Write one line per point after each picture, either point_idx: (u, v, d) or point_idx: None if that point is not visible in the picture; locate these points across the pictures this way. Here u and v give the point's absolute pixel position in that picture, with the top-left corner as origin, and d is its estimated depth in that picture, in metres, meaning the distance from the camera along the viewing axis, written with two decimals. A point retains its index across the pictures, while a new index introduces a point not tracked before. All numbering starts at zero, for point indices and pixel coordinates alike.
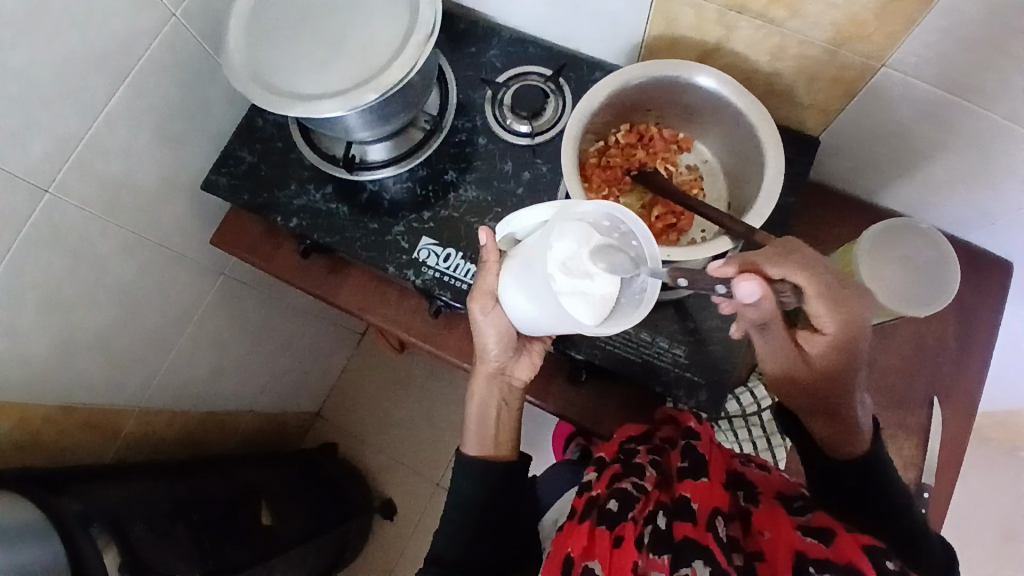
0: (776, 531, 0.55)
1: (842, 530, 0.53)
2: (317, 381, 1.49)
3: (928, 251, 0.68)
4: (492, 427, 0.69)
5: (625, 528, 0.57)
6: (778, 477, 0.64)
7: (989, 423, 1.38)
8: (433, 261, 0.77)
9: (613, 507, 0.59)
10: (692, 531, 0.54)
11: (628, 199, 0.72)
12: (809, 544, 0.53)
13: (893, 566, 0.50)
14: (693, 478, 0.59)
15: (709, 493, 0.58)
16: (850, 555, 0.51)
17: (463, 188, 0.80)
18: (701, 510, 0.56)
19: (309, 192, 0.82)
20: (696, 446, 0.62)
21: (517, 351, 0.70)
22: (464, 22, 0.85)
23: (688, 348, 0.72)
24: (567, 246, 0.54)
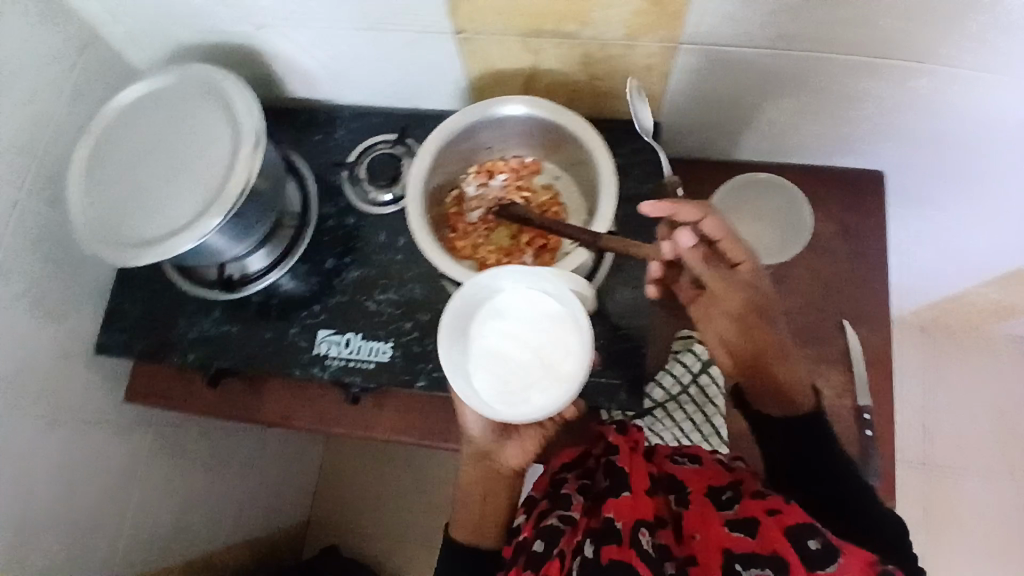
0: (706, 532, 0.59)
1: (767, 517, 0.57)
2: (296, 487, 1.46)
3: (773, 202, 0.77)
4: (475, 515, 0.73)
5: (550, 568, 0.60)
6: (710, 465, 0.66)
7: (942, 311, 1.42)
8: (335, 350, 0.77)
9: (540, 548, 0.62)
10: (617, 554, 0.55)
11: (497, 235, 0.73)
12: (737, 539, 0.57)
13: (816, 545, 0.53)
14: (615, 495, 0.61)
15: (632, 507, 0.59)
16: (773, 543, 0.55)
17: (346, 271, 0.79)
18: (626, 527, 0.58)
19: (200, 322, 0.83)
20: (616, 462, 0.64)
21: (507, 434, 0.72)
22: (305, 112, 0.87)
23: (600, 354, 0.73)
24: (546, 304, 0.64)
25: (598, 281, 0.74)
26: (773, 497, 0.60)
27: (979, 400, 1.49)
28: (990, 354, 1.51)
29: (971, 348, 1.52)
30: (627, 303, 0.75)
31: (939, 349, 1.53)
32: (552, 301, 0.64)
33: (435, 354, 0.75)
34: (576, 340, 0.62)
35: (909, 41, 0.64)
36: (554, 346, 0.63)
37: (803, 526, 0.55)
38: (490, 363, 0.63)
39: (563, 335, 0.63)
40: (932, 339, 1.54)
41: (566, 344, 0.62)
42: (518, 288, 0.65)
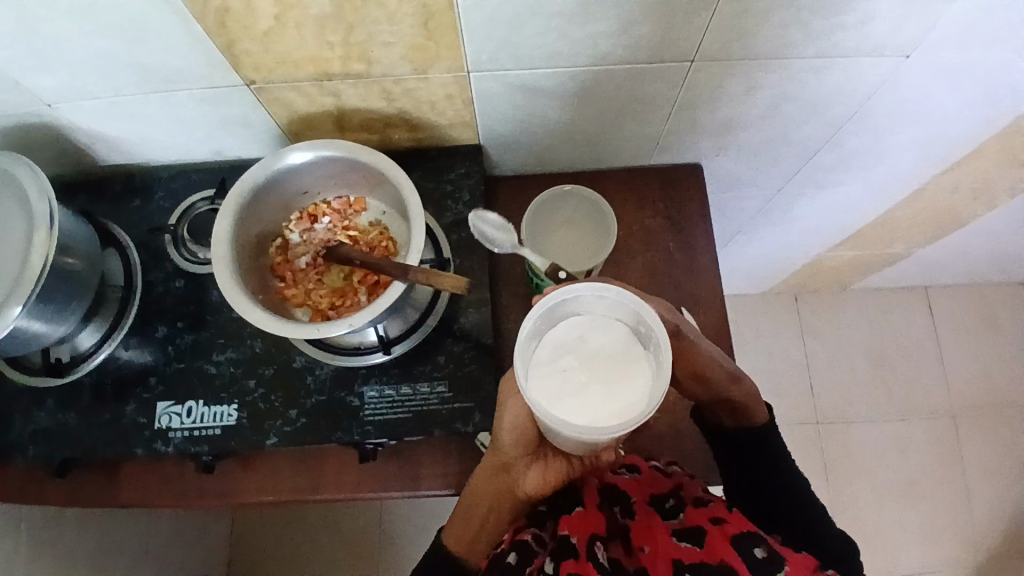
0: (653, 543, 0.61)
1: (712, 526, 0.60)
2: (206, 561, 1.38)
3: (580, 204, 0.75)
4: (475, 530, 0.66)
5: None
6: (649, 473, 0.71)
7: (809, 277, 1.53)
8: (177, 422, 0.74)
9: (511, 560, 0.60)
10: (573, 567, 0.58)
11: (330, 279, 0.72)
12: (685, 549, 0.59)
13: (762, 554, 0.56)
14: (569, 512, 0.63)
15: (585, 522, 0.63)
16: (721, 552, 0.57)
17: (180, 337, 0.77)
18: (580, 542, 0.61)
19: (31, 416, 0.76)
20: (566, 483, 0.68)
21: (531, 456, 0.64)
22: (121, 178, 0.84)
23: (448, 381, 0.75)
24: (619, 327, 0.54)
25: (439, 312, 0.77)
26: (716, 506, 0.63)
27: (857, 352, 1.61)
28: (859, 310, 1.64)
29: (842, 306, 1.64)
30: (473, 325, 0.77)
31: (816, 312, 1.64)
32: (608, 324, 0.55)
33: (283, 408, 0.74)
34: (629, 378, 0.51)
35: (674, 49, 0.67)
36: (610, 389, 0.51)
37: (745, 535, 0.58)
38: (564, 366, 0.52)
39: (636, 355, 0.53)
40: (807, 303, 1.65)
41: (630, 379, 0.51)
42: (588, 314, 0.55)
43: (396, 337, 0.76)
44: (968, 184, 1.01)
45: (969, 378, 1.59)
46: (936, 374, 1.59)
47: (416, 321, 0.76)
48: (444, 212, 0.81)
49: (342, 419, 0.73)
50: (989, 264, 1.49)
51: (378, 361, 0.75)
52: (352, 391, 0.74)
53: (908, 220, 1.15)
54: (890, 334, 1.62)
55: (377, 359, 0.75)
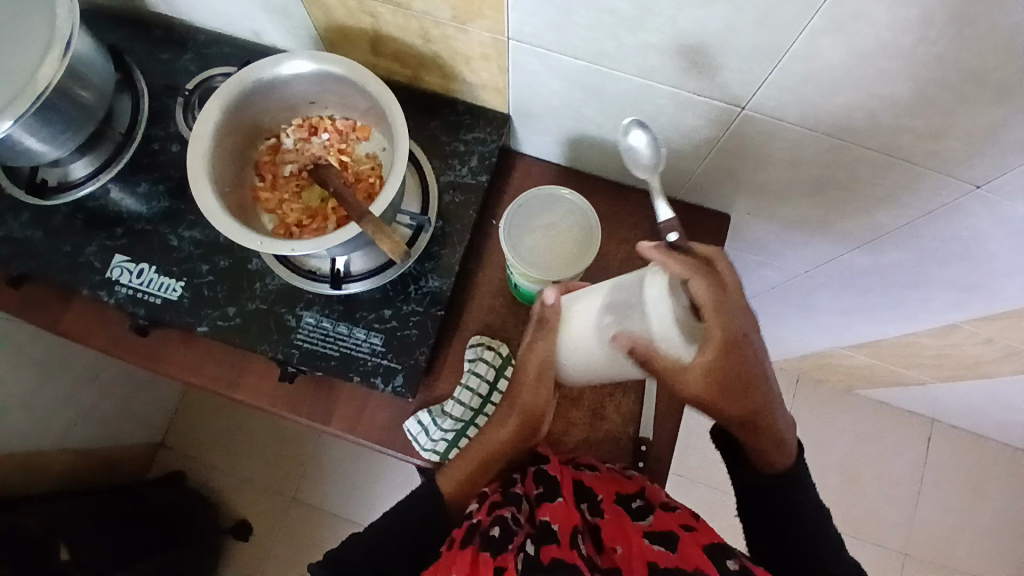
0: (628, 544, 0.61)
1: (684, 532, 0.61)
2: (150, 408, 1.44)
3: (567, 218, 0.68)
4: (467, 460, 0.69)
5: (505, 559, 0.56)
6: (609, 474, 0.71)
7: (813, 366, 1.45)
8: (125, 278, 0.75)
9: (495, 534, 0.58)
10: (558, 553, 0.56)
11: (306, 195, 0.71)
12: (659, 554, 0.59)
13: (733, 565, 0.57)
14: (551, 500, 0.62)
15: (567, 514, 0.61)
16: (696, 561, 0.58)
17: (157, 200, 0.77)
18: (563, 530, 0.59)
19: (6, 222, 0.78)
20: (545, 470, 0.66)
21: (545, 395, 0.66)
22: (160, 29, 0.83)
23: (384, 336, 0.73)
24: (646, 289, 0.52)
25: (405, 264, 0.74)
26: (683, 512, 0.65)
27: (836, 457, 1.53)
28: (854, 416, 1.55)
29: (839, 407, 1.56)
30: (427, 290, 0.75)
31: (810, 403, 1.56)
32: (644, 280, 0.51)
33: (223, 301, 0.74)
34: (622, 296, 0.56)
35: (727, 86, 0.61)
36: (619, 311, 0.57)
37: (719, 548, 0.59)
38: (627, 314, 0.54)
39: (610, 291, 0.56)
40: (804, 391, 1.58)
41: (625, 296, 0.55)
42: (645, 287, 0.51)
43: (354, 275, 0.74)
44: (1005, 342, 0.92)
45: (937, 529, 1.50)
46: (905, 511, 1.51)
47: (377, 266, 0.74)
48: (446, 171, 0.78)
49: (272, 332, 0.73)
50: (1006, 427, 1.38)
51: (326, 291, 0.73)
52: (291, 312, 0.74)
53: (929, 351, 1.07)
54: (876, 453, 1.54)
55: (322, 288, 0.73)
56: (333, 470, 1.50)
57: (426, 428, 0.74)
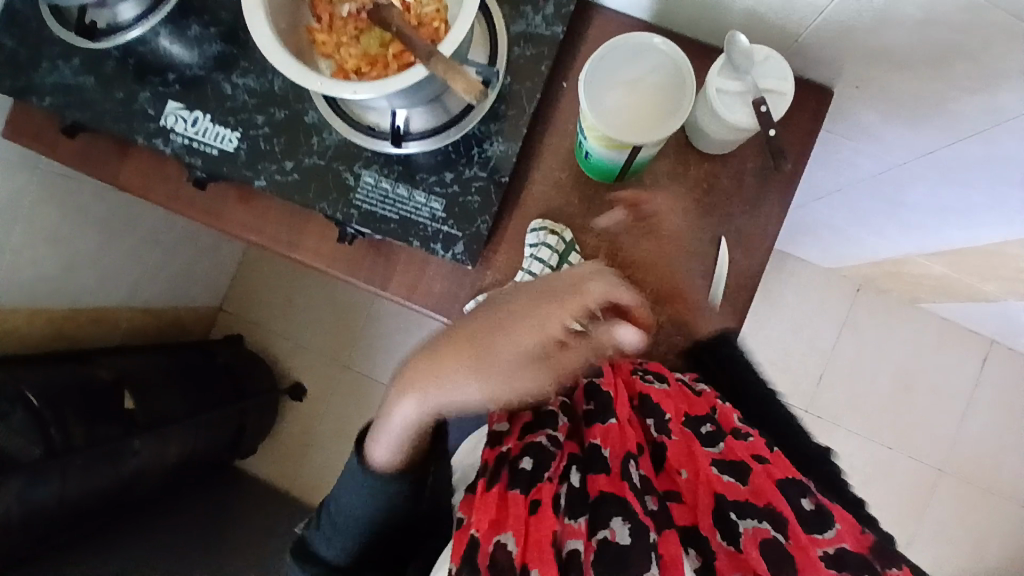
0: (692, 469, 0.59)
1: (757, 464, 0.58)
2: (208, 275, 1.50)
3: (655, 71, 0.60)
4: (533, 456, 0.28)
5: (540, 491, 0.56)
6: (678, 388, 0.66)
7: (881, 274, 1.37)
8: (181, 126, 0.72)
9: (527, 467, 0.58)
10: (606, 485, 0.56)
11: (365, 40, 0.65)
12: (725, 484, 0.58)
13: (808, 505, 0.55)
14: (602, 422, 0.61)
15: (620, 438, 0.60)
16: (767, 494, 0.56)
17: (209, 43, 0.73)
18: (613, 457, 0.59)
19: (57, 66, 0.75)
20: (600, 387, 0.64)
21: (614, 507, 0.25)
22: None
23: (446, 202, 0.70)
24: (724, 73, 0.64)
25: (470, 123, 0.69)
26: (756, 438, 0.61)
27: (889, 369, 1.49)
28: (916, 329, 1.49)
29: (901, 319, 1.49)
30: (492, 154, 0.70)
31: (871, 314, 1.49)
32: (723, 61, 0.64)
33: (280, 155, 0.71)
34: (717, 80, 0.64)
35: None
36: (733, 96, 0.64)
37: (792, 482, 0.56)
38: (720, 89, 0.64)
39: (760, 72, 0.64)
40: (866, 301, 1.51)
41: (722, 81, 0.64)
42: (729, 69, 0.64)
43: (415, 133, 0.69)
44: None
45: (982, 445, 1.48)
46: (951, 426, 1.48)
47: (439, 125, 0.69)
48: (517, 20, 0.70)
49: (330, 191, 0.70)
50: None
51: (386, 151, 0.69)
52: (349, 169, 0.70)
53: (1016, 265, 0.98)
54: (929, 370, 1.49)
55: (383, 147, 0.69)
56: (380, 346, 1.56)
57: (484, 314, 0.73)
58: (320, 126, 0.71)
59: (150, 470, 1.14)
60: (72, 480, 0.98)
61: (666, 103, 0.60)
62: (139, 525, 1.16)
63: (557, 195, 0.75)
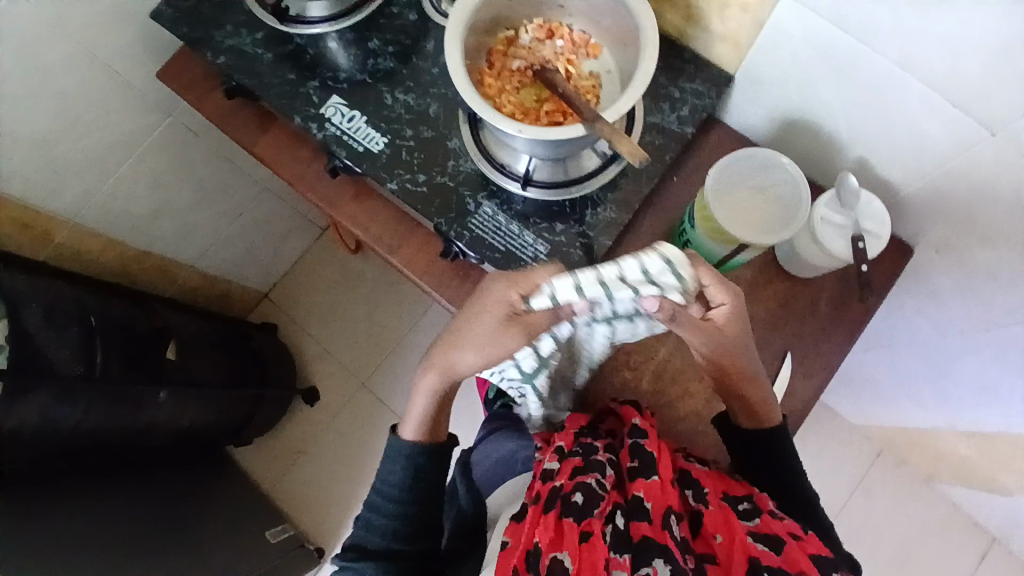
0: (729, 535, 0.60)
1: (790, 538, 0.60)
2: (267, 259, 1.55)
3: (778, 185, 0.69)
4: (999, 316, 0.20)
5: (592, 524, 0.56)
6: (716, 472, 0.70)
7: (905, 440, 1.38)
8: (337, 119, 0.80)
9: (579, 500, 0.60)
10: (649, 531, 0.57)
11: (525, 93, 0.73)
12: (761, 552, 0.58)
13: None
14: (646, 476, 0.62)
15: (662, 493, 0.61)
16: (800, 565, 0.57)
17: (382, 58, 0.82)
18: (655, 510, 0.60)
19: (241, 36, 0.84)
20: (643, 444, 0.65)
21: None
22: None
23: (550, 248, 0.76)
24: (827, 205, 0.71)
25: (590, 188, 0.76)
26: (789, 522, 0.63)
27: (893, 541, 1.46)
28: (927, 507, 1.47)
29: (913, 493, 1.48)
30: (603, 219, 0.76)
31: (886, 479, 1.48)
32: (828, 195, 0.71)
33: (416, 168, 0.78)
34: (821, 211, 0.70)
35: (986, 97, 0.58)
36: (832, 227, 0.70)
37: (823, 558, 0.58)
38: (822, 219, 0.70)
39: (861, 211, 0.71)
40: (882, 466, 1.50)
41: (825, 212, 0.70)
42: (833, 202, 0.71)
43: (541, 182, 0.76)
44: None
45: None
46: None
47: (562, 181, 0.76)
48: (654, 112, 0.79)
49: (449, 211, 0.77)
50: None
51: (510, 189, 0.76)
52: (473, 197, 0.77)
53: None
54: (934, 552, 1.45)
55: (508, 186, 0.76)
56: (403, 372, 1.58)
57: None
58: (458, 153, 0.78)
59: (162, 423, 1.12)
60: (97, 408, 0.97)
61: (782, 216, 0.68)
62: (132, 479, 1.12)
63: None
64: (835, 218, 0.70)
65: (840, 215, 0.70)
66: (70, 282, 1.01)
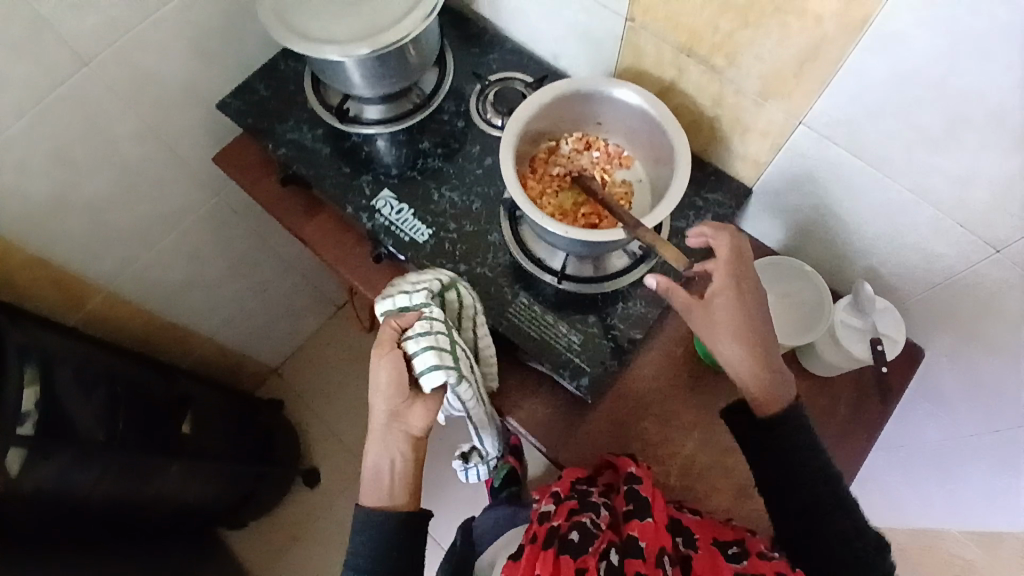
0: None
1: None
2: (281, 333, 1.58)
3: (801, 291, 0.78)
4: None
5: (586, 561, 0.64)
6: (709, 519, 0.73)
7: (911, 546, 1.36)
8: (387, 210, 0.86)
9: (575, 539, 0.67)
10: (642, 568, 0.62)
11: (563, 196, 0.80)
12: None
13: None
14: (640, 518, 0.67)
15: (654, 533, 0.66)
16: None
17: (432, 158, 0.89)
18: (648, 549, 0.64)
19: (302, 130, 0.92)
20: (637, 489, 0.69)
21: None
22: (478, 27, 0.97)
23: (583, 338, 0.79)
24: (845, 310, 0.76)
25: (622, 284, 0.81)
26: (778, 562, 0.65)
27: None
28: None
29: None
30: (635, 314, 0.80)
31: None
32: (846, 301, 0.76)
33: (458, 258, 0.83)
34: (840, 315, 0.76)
35: (987, 218, 0.64)
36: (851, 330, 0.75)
37: None
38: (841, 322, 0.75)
39: (877, 316, 0.75)
40: None
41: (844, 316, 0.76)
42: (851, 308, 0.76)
43: (574, 277, 0.81)
44: None
45: None
46: None
47: (595, 276, 0.81)
48: (678, 218, 0.86)
49: (488, 300, 0.81)
50: None
51: (546, 283, 0.82)
52: (511, 287, 0.82)
53: None
54: None
55: (544, 278, 0.82)
56: None
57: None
58: (499, 246, 0.84)
59: (171, 496, 1.09)
60: (109, 477, 0.95)
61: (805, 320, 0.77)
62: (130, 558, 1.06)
63: (671, 366, 0.84)
64: (854, 322, 0.75)
65: (859, 319, 0.75)
66: (101, 348, 1.02)
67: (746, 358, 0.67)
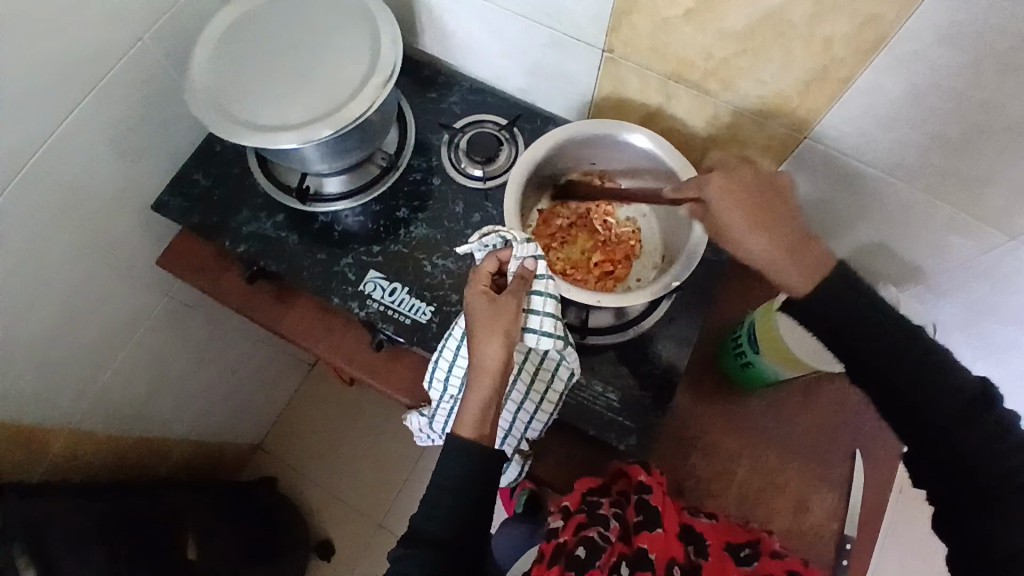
0: None
1: None
2: (259, 408, 1.46)
3: None
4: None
5: None
6: (724, 524, 0.71)
7: None
8: (378, 294, 0.78)
9: (581, 555, 0.63)
10: None
11: (570, 248, 0.76)
12: None
13: None
14: (651, 529, 0.64)
15: (665, 545, 0.63)
16: None
17: (415, 225, 0.81)
18: (659, 560, 0.62)
19: (260, 220, 0.82)
20: (649, 499, 0.66)
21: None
22: (429, 68, 0.89)
23: (621, 393, 0.75)
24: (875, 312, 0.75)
25: (649, 325, 0.77)
26: (789, 561, 0.66)
27: None
28: None
29: None
30: (666, 356, 0.77)
31: None
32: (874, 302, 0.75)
33: None
34: None
35: (1008, 216, 0.63)
36: None
37: None
38: None
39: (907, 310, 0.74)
40: None
41: None
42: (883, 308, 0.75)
43: (599, 328, 0.76)
44: None
45: None
46: None
47: (619, 323, 0.77)
48: None
49: None
50: None
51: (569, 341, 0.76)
52: None
53: None
54: None
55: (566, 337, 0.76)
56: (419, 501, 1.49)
57: (428, 420, 0.77)
58: None
59: None
60: None
61: None
62: None
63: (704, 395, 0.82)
64: None
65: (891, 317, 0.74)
66: (81, 494, 0.89)
67: (772, 239, 0.59)
